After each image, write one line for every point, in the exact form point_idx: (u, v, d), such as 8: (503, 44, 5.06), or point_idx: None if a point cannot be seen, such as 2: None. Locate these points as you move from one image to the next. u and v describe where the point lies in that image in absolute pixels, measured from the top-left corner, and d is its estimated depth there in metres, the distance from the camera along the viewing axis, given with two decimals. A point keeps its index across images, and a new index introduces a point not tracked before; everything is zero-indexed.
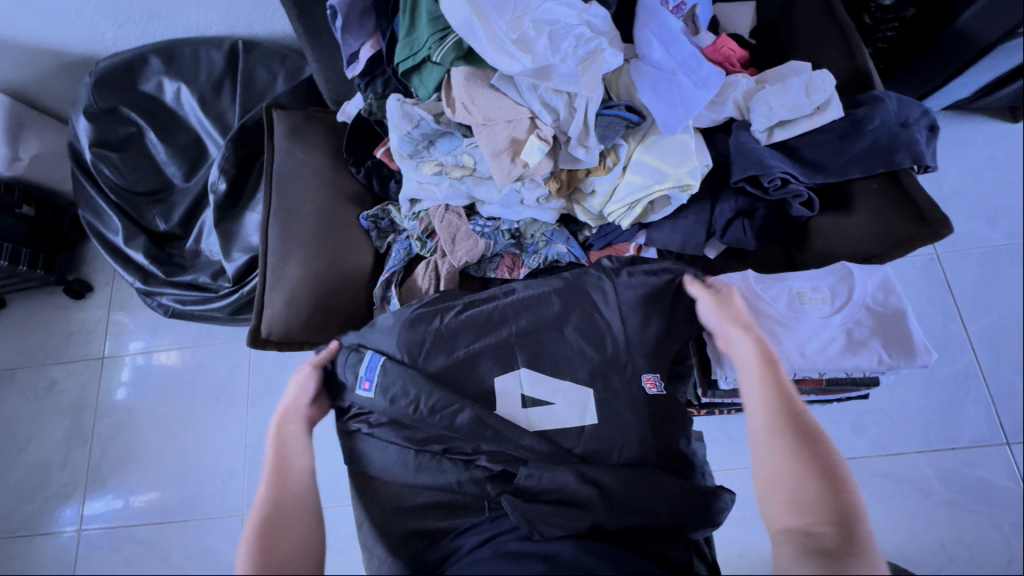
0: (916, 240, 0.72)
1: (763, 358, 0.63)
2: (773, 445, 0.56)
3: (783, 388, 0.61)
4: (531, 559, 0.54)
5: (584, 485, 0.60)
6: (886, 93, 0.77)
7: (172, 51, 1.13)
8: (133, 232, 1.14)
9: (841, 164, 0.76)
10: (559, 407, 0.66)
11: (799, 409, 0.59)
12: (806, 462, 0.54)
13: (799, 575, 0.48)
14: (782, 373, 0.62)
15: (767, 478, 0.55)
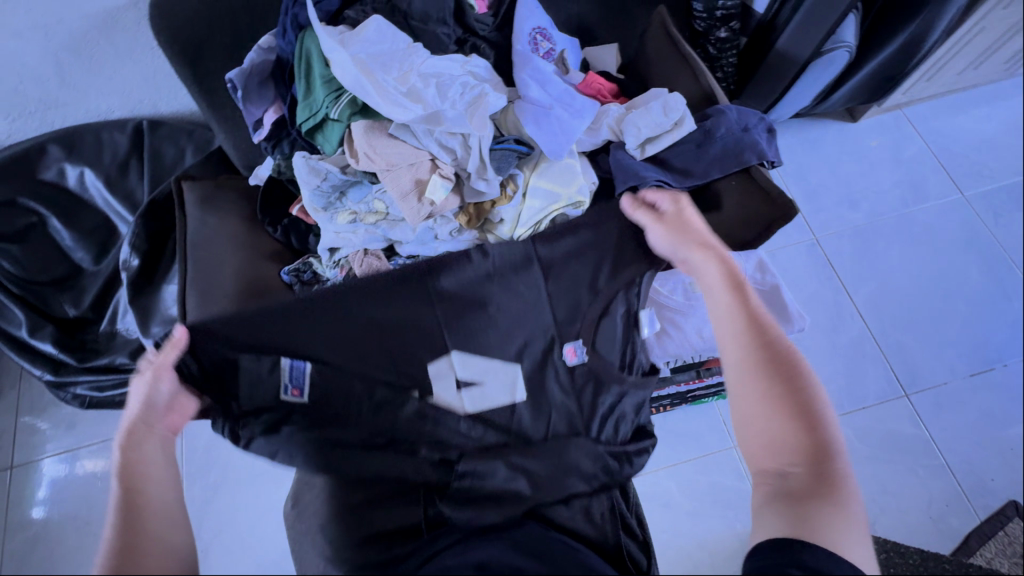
0: (777, 222, 0.84)
1: (737, 290, 0.69)
2: (752, 385, 0.64)
3: (758, 320, 0.67)
4: (468, 553, 0.60)
5: (513, 476, 0.70)
6: (727, 107, 0.91)
7: (72, 138, 1.13)
8: (39, 323, 1.10)
9: (704, 167, 0.88)
10: (490, 387, 0.74)
11: (773, 337, 0.66)
12: (777, 396, 0.62)
13: (769, 510, 0.57)
14: (752, 301, 0.69)
15: (747, 416, 0.63)
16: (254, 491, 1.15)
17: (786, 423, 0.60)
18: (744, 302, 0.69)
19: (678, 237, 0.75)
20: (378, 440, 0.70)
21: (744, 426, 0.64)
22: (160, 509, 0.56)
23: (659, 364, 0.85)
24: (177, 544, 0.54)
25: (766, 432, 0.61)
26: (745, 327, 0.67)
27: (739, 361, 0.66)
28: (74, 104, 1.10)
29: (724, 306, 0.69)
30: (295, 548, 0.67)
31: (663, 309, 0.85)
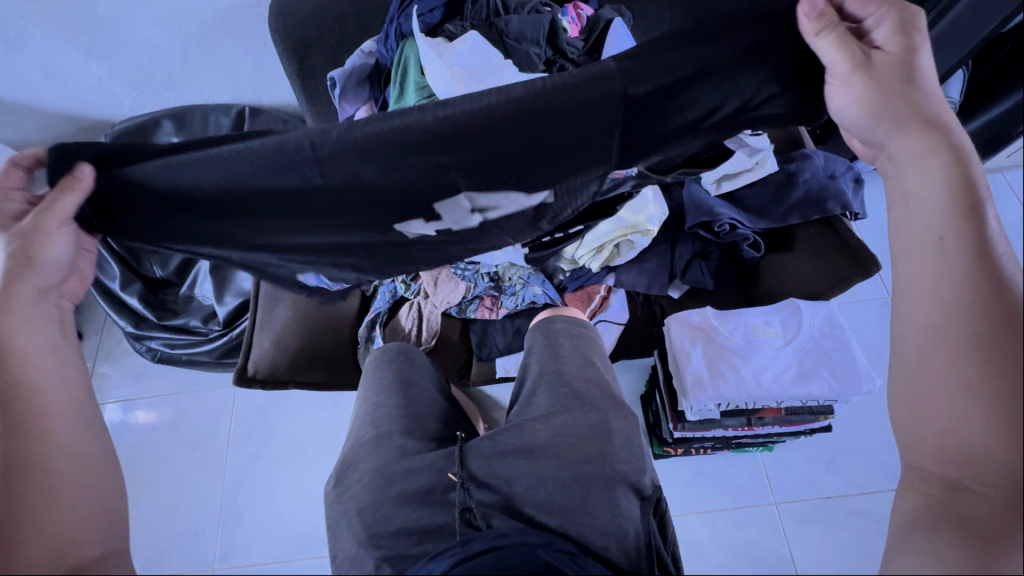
0: (856, 276, 0.83)
1: (961, 199, 0.46)
2: (945, 346, 0.42)
3: (982, 254, 0.43)
4: (484, 551, 0.55)
5: (541, 482, 0.63)
6: (814, 151, 0.90)
7: (184, 115, 1.24)
8: (130, 279, 1.19)
9: (783, 211, 0.87)
10: (504, 205, 0.68)
11: (1007, 283, 0.42)
12: (974, 363, 0.41)
13: (922, 534, 0.40)
14: (983, 223, 0.44)
15: (915, 376, 0.44)
16: (291, 464, 1.20)
17: (981, 407, 0.40)
18: (973, 222, 0.44)
19: (875, 87, 0.51)
20: (425, 439, 0.71)
21: (912, 395, 0.44)
22: (55, 402, 0.49)
23: (709, 405, 0.80)
24: (89, 452, 0.48)
25: (940, 410, 0.42)
26: (969, 256, 0.43)
27: (932, 299, 0.44)
28: (190, 85, 1.22)
29: (934, 214, 0.46)
30: (331, 531, 0.65)
31: (720, 348, 0.83)
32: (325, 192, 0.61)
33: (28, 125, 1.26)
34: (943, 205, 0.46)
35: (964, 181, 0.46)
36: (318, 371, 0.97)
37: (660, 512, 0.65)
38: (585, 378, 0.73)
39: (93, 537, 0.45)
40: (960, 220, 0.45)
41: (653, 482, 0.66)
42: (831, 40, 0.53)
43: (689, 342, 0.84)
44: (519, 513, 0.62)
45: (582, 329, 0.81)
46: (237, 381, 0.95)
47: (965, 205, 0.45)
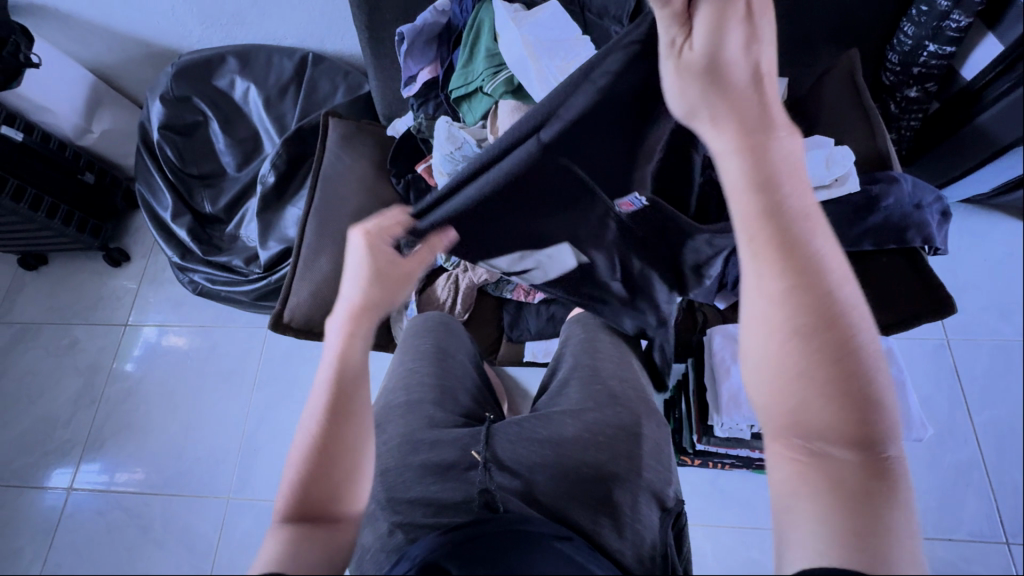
0: (924, 316, 0.78)
1: (778, 219, 0.41)
2: (785, 352, 0.41)
3: (809, 282, 0.40)
4: (503, 526, 0.56)
5: (561, 479, 0.63)
6: (902, 175, 0.83)
7: (248, 54, 1.23)
8: (181, 211, 1.22)
9: (855, 235, 0.81)
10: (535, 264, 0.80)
11: (826, 318, 0.40)
12: (821, 393, 0.39)
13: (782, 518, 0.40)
14: (807, 248, 0.41)
15: (762, 375, 0.42)
16: None
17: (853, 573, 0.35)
18: (796, 246, 0.41)
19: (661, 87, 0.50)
20: (464, 417, 0.73)
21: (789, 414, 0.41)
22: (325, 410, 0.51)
23: (742, 425, 0.78)
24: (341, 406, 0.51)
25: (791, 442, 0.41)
26: (795, 275, 0.40)
27: (789, 406, 0.40)
28: (258, 25, 1.22)
29: (758, 287, 0.42)
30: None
31: None
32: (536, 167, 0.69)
33: (102, 46, 1.31)
34: (757, 207, 0.42)
35: (801, 245, 0.41)
36: None
37: (679, 526, 0.64)
38: (621, 379, 0.72)
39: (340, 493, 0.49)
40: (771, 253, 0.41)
41: (677, 497, 0.65)
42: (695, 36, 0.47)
43: (730, 358, 0.82)
44: (537, 502, 0.62)
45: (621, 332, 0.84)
46: (272, 327, 0.97)
47: (815, 279, 0.40)
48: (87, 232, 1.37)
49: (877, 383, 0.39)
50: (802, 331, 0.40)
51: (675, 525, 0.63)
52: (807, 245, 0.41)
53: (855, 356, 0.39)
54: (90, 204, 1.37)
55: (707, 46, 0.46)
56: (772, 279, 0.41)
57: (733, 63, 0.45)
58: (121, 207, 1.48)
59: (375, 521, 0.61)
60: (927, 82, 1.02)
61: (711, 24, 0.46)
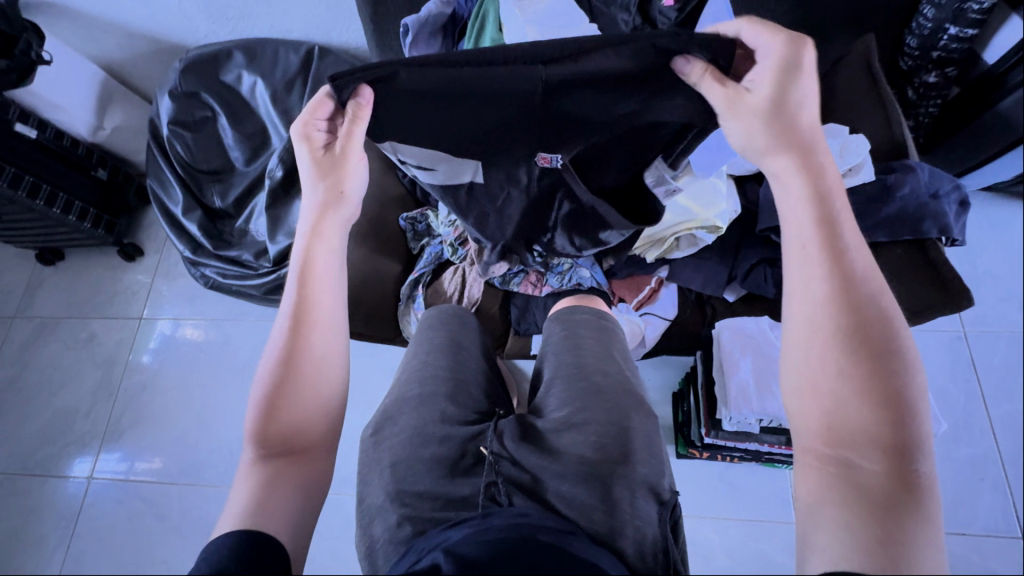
0: (938, 310, 0.75)
1: (825, 228, 0.47)
2: (824, 349, 0.44)
3: (849, 287, 0.45)
4: (509, 519, 0.56)
5: (563, 475, 0.62)
6: (918, 164, 0.80)
7: (255, 48, 1.23)
8: (191, 206, 1.24)
9: (869, 226, 0.79)
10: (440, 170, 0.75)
11: (864, 324, 0.44)
12: (855, 387, 0.42)
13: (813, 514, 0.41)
14: (848, 260, 0.46)
15: (804, 372, 0.45)
16: None
17: (872, 569, 0.36)
18: (839, 257, 0.46)
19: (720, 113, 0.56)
20: (472, 413, 0.73)
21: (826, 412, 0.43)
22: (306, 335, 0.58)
23: (750, 419, 0.77)
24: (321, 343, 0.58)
25: (824, 437, 0.43)
26: (838, 280, 0.46)
27: (824, 400, 0.43)
28: (264, 19, 1.22)
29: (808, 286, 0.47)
30: (361, 475, 0.67)
31: (772, 362, 0.79)
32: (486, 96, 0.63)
33: (111, 43, 1.32)
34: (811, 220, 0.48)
35: (850, 263, 0.46)
36: (358, 321, 0.97)
37: (674, 517, 0.64)
38: (603, 373, 0.72)
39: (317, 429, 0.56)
40: (820, 261, 0.47)
41: (671, 488, 0.65)
42: (759, 76, 0.54)
43: (739, 351, 0.81)
44: (541, 496, 0.63)
45: (602, 321, 0.82)
46: None
47: (859, 290, 0.45)
48: (102, 227, 1.40)
49: (911, 392, 0.42)
50: (844, 328, 0.44)
51: (670, 517, 0.63)
52: (848, 257, 0.47)
53: (891, 359, 0.43)
54: (102, 200, 1.39)
55: (772, 89, 0.53)
56: (821, 281, 0.45)
57: (793, 110, 0.53)
58: (134, 202, 1.50)
59: (383, 514, 0.62)
60: (948, 67, 0.98)
61: (783, 76, 0.53)
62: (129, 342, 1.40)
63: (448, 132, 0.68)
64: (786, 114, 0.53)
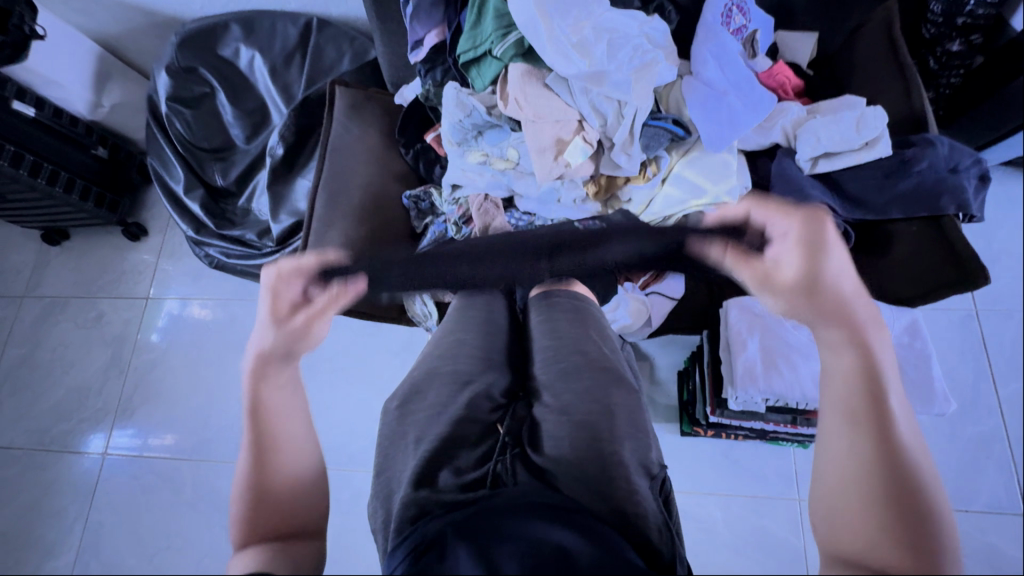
0: (953, 288, 0.72)
1: (862, 389, 0.46)
2: (854, 498, 0.42)
3: (882, 443, 0.43)
4: (509, 504, 0.57)
5: (558, 457, 0.63)
6: (938, 138, 0.77)
7: (252, 21, 1.20)
8: (193, 184, 1.22)
9: (883, 203, 0.77)
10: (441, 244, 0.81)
11: (899, 482, 0.42)
12: (900, 537, 0.40)
13: None
14: (891, 424, 0.44)
15: (832, 520, 0.43)
16: None
17: None
18: (878, 416, 0.45)
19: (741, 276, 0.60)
20: (493, 393, 0.74)
21: (855, 555, 0.41)
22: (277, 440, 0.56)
23: (757, 398, 0.76)
24: (301, 440, 0.58)
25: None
26: (873, 434, 0.44)
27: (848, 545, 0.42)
28: None
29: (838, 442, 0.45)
30: (383, 448, 0.69)
31: (781, 341, 0.77)
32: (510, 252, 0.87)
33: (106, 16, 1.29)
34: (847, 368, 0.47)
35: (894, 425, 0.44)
36: (364, 300, 0.97)
37: (664, 493, 0.65)
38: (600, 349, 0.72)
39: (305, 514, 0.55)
40: (865, 422, 0.45)
41: (660, 462, 0.67)
42: (789, 245, 0.55)
43: (747, 330, 0.79)
44: (545, 474, 0.63)
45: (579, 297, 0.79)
46: None
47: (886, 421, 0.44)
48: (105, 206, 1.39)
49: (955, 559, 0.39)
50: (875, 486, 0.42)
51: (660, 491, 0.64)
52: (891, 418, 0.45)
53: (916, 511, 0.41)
54: (105, 178, 1.39)
55: (804, 264, 0.54)
56: (848, 438, 0.45)
57: (840, 282, 0.52)
58: (137, 181, 1.49)
59: (394, 489, 0.64)
60: (972, 34, 0.94)
61: (817, 249, 0.53)
62: None
63: (472, 278, 0.85)
64: (826, 274, 0.52)
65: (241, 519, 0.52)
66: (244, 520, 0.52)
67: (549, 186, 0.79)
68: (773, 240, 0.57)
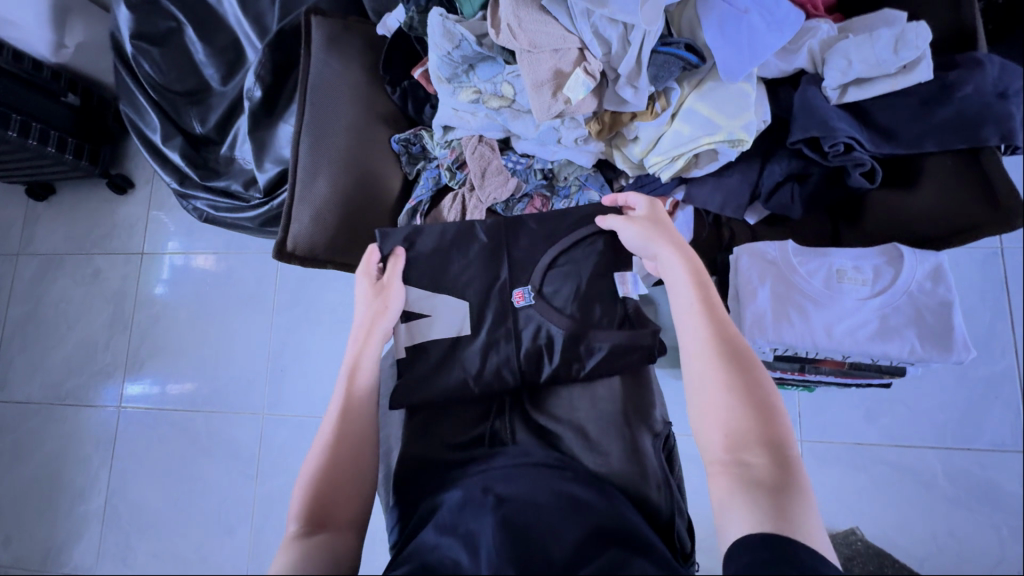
0: (985, 229, 0.66)
1: (711, 330, 0.56)
2: (714, 371, 0.54)
3: (724, 331, 0.56)
4: (536, 467, 0.61)
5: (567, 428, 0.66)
6: (988, 56, 0.68)
7: None
8: (171, 132, 1.15)
9: (917, 134, 0.69)
10: (435, 318, 0.73)
11: (738, 362, 0.54)
12: (744, 396, 0.52)
13: (732, 499, 0.48)
14: (725, 327, 0.56)
15: (707, 401, 0.53)
16: (330, 333, 1.31)
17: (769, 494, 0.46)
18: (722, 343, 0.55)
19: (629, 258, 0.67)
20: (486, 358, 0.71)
21: (720, 411, 0.52)
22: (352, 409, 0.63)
23: (764, 347, 0.74)
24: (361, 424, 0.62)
25: (725, 413, 0.52)
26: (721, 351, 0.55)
27: (718, 420, 0.52)
28: None
29: (705, 391, 0.54)
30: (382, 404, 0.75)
31: (794, 290, 0.73)
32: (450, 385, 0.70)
33: None
34: (703, 338, 0.56)
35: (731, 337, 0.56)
36: (357, 253, 0.92)
37: (669, 447, 0.66)
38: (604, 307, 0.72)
39: (350, 486, 0.58)
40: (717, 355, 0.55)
41: (664, 419, 0.67)
42: (642, 229, 0.68)
43: (757, 279, 0.74)
44: (545, 432, 0.68)
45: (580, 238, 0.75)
46: (276, 256, 0.90)
47: (739, 354, 0.54)
48: (85, 157, 1.33)
49: (770, 390, 0.52)
50: (757, 441, 0.50)
51: (665, 446, 0.66)
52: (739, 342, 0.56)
53: (792, 466, 0.48)
54: (81, 129, 1.31)
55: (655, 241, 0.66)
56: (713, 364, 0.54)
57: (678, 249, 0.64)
58: (115, 128, 1.41)
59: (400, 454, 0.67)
60: None
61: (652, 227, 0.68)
62: (136, 277, 1.40)
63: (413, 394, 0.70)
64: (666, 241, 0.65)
65: (317, 462, 0.58)
66: (318, 464, 0.58)
67: (478, 355, 0.71)
68: (642, 242, 0.68)
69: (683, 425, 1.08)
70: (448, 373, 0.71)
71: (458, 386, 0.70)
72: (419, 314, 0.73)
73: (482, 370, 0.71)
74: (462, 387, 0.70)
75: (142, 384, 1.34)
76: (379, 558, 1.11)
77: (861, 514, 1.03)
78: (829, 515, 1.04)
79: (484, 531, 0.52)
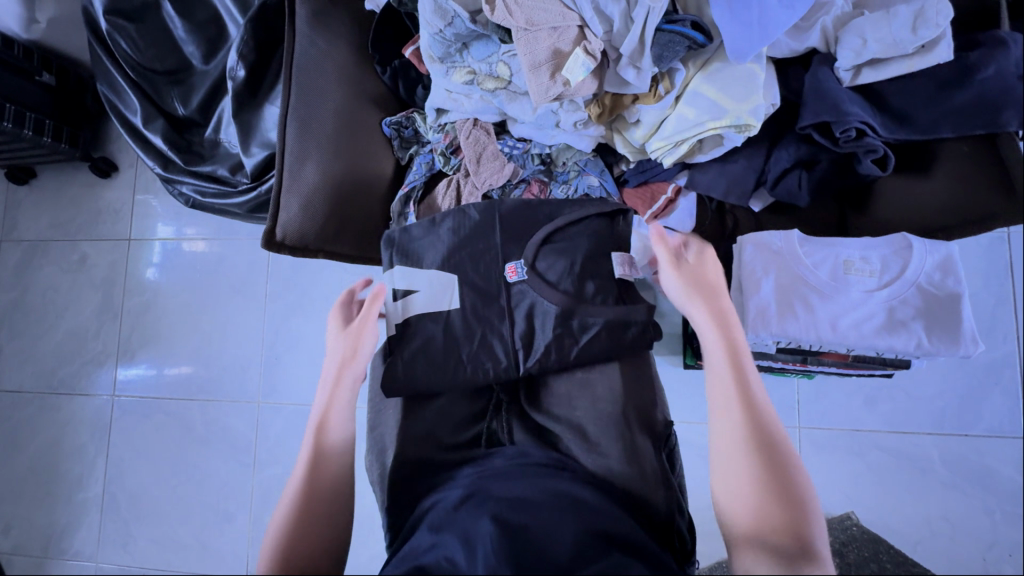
0: (1002, 218, 0.64)
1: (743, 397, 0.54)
2: (744, 441, 0.52)
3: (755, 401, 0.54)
4: (536, 467, 0.60)
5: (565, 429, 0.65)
6: (1015, 35, 0.64)
7: None
8: (152, 115, 1.11)
9: (933, 118, 0.66)
10: (423, 293, 0.71)
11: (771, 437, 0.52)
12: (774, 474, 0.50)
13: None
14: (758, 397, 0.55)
15: (735, 469, 0.52)
16: (324, 320, 1.29)
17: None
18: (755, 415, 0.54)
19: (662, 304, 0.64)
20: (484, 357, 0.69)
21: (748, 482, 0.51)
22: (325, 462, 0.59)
23: (766, 340, 0.72)
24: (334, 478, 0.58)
25: (754, 490, 0.50)
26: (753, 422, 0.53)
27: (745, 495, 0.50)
28: None
29: (733, 465, 0.52)
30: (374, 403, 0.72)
31: (799, 282, 0.71)
32: (444, 373, 0.68)
33: None
34: (733, 405, 0.54)
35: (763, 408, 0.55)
36: (348, 242, 0.90)
37: (670, 447, 0.65)
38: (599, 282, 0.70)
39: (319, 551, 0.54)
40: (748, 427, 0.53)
41: (665, 417, 0.66)
42: (675, 278, 0.65)
43: (762, 269, 0.72)
44: (543, 431, 0.67)
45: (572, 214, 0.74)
46: (264, 246, 0.86)
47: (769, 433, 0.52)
48: (65, 141, 1.28)
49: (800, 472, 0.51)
50: (783, 522, 0.48)
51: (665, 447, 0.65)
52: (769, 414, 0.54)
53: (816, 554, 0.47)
54: (59, 109, 1.26)
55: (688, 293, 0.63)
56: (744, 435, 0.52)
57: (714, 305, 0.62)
58: (94, 109, 1.36)
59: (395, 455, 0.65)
60: None
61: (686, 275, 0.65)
62: (124, 264, 1.36)
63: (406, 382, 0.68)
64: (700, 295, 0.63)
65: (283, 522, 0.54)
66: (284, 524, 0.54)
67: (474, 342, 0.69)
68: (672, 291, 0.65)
69: (681, 412, 1.08)
70: (442, 366, 0.68)
71: (452, 373, 0.68)
72: (406, 289, 0.72)
73: (477, 358, 0.68)
74: (455, 372, 0.68)
75: (138, 369, 1.32)
76: (377, 543, 1.12)
77: (856, 499, 1.03)
78: (824, 499, 1.04)
79: (481, 533, 0.50)
